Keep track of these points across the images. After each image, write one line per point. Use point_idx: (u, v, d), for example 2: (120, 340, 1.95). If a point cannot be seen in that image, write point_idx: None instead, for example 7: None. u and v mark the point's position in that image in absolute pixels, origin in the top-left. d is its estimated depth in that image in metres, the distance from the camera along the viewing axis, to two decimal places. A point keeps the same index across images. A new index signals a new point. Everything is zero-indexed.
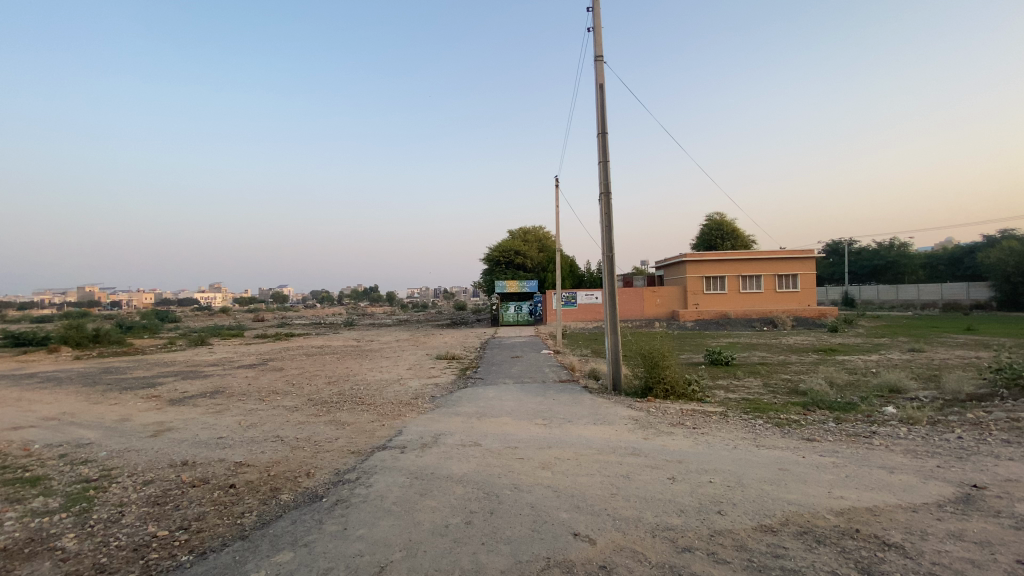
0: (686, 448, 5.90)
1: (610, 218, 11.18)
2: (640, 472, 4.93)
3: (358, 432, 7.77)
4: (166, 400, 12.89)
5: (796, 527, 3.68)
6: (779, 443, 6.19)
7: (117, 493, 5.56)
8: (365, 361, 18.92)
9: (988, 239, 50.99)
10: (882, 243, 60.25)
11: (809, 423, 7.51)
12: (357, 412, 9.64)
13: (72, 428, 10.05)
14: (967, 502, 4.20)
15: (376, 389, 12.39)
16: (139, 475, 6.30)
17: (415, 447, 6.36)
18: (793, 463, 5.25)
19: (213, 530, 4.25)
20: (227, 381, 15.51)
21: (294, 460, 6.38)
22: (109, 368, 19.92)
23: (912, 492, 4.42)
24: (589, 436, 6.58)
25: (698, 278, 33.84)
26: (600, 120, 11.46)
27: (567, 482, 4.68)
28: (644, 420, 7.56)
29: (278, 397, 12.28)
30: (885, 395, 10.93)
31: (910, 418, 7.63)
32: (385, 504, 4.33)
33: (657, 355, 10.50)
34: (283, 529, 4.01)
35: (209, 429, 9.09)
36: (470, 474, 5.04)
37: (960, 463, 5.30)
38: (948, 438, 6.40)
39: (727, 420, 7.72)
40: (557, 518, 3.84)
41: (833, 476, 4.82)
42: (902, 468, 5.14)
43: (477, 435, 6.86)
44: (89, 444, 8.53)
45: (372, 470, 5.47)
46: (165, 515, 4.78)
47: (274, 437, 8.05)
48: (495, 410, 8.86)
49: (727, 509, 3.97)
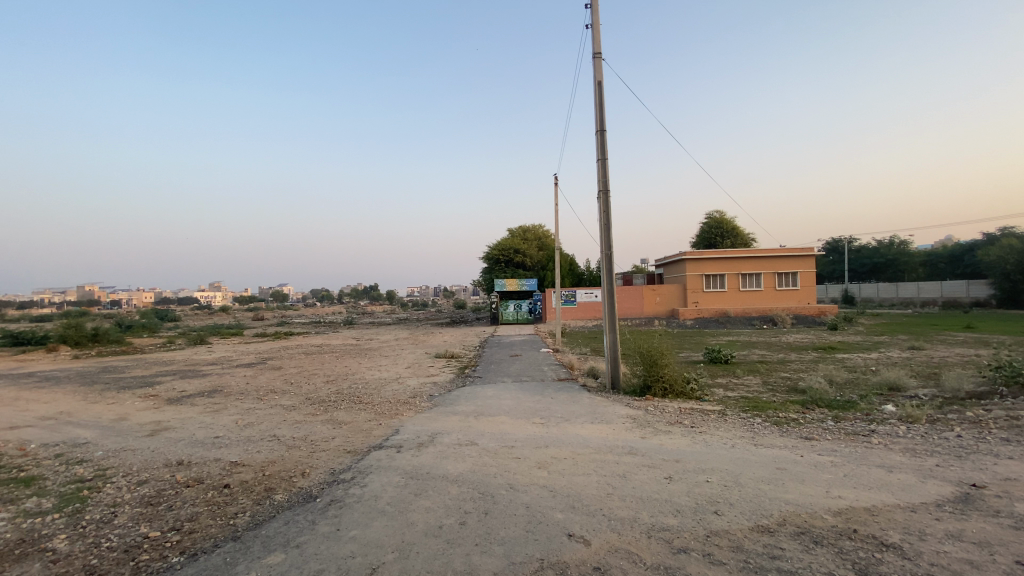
0: (684, 447, 5.85)
1: (609, 216, 11.13)
2: (637, 472, 4.89)
3: (355, 431, 7.71)
4: (163, 399, 12.82)
5: (793, 528, 3.64)
6: (778, 443, 6.14)
7: (111, 493, 5.53)
8: (363, 360, 18.83)
9: (988, 237, 51.07)
10: (883, 242, 60.14)
11: (808, 422, 7.46)
12: (355, 411, 9.57)
13: (68, 428, 9.98)
14: (966, 502, 4.16)
15: (375, 388, 12.34)
16: (133, 475, 6.25)
17: (412, 447, 6.31)
18: (792, 463, 5.21)
19: (205, 531, 4.22)
20: (225, 380, 15.45)
21: (289, 459, 6.34)
22: (108, 367, 19.87)
23: (910, 492, 4.39)
24: (586, 436, 6.53)
25: (698, 276, 33.77)
26: (599, 117, 11.42)
27: (563, 482, 4.65)
28: (642, 419, 7.52)
29: (276, 396, 12.23)
30: (884, 393, 10.90)
31: (910, 417, 7.56)
32: (379, 504, 4.30)
33: (656, 354, 10.44)
34: (276, 529, 3.98)
35: (206, 429, 9.04)
36: (466, 474, 5.00)
37: (958, 463, 5.25)
38: (949, 437, 6.35)
39: (725, 419, 7.65)
40: (552, 518, 3.81)
41: (831, 475, 4.78)
42: (901, 468, 5.09)
43: (473, 434, 6.81)
44: (85, 444, 8.49)
45: (367, 470, 5.43)
46: (158, 515, 4.75)
47: (270, 437, 7.99)
48: (493, 409, 8.80)
49: (723, 510, 3.94)
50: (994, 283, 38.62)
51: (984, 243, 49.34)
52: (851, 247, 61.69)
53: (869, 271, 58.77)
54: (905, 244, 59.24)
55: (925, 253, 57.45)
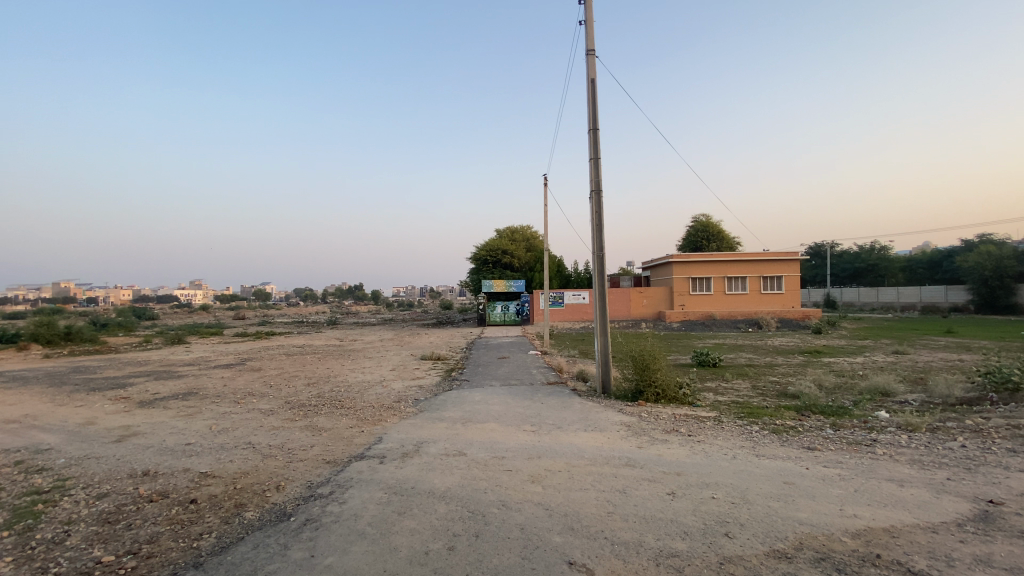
0: (685, 458, 5.57)
1: (601, 216, 10.84)
2: (637, 487, 4.59)
3: (336, 439, 7.31)
4: (135, 402, 12.24)
5: (812, 553, 3.34)
6: (780, 453, 5.89)
7: (68, 509, 5.07)
8: (347, 361, 18.33)
9: (966, 243, 51.94)
10: (865, 247, 61.07)
11: (807, 430, 7.22)
12: (336, 416, 9.16)
13: (31, 432, 9.43)
14: (988, 521, 3.90)
15: (358, 392, 11.88)
16: (93, 487, 5.78)
17: (396, 456, 5.95)
18: (798, 476, 4.93)
19: (164, 556, 3.81)
20: (203, 382, 14.89)
21: (263, 470, 5.93)
22: (79, 367, 19.11)
23: (928, 509, 4.13)
24: (581, 445, 6.20)
25: (684, 279, 33.76)
26: (590, 116, 11.14)
27: (559, 499, 4.31)
28: (637, 426, 7.21)
29: (254, 400, 11.75)
30: (876, 398, 10.74)
31: (908, 425, 7.32)
32: (359, 525, 3.93)
33: (648, 357, 10.16)
34: (243, 554, 3.59)
35: (179, 435, 8.56)
36: (455, 489, 4.65)
37: (971, 476, 5.02)
38: (953, 447, 6.15)
39: (723, 427, 7.35)
40: (550, 543, 3.48)
41: (842, 491, 4.51)
42: (912, 482, 4.84)
43: (461, 443, 6.45)
44: (49, 450, 7.96)
45: (347, 483, 5.05)
46: (115, 536, 4.31)
47: (246, 444, 7.56)
48: (482, 415, 8.44)
49: (734, 531, 3.64)
50: (971, 289, 39.33)
51: (963, 249, 50.26)
52: (833, 252, 62.62)
53: (851, 275, 59.70)
54: (886, 249, 60.29)
55: (905, 259, 58.13)
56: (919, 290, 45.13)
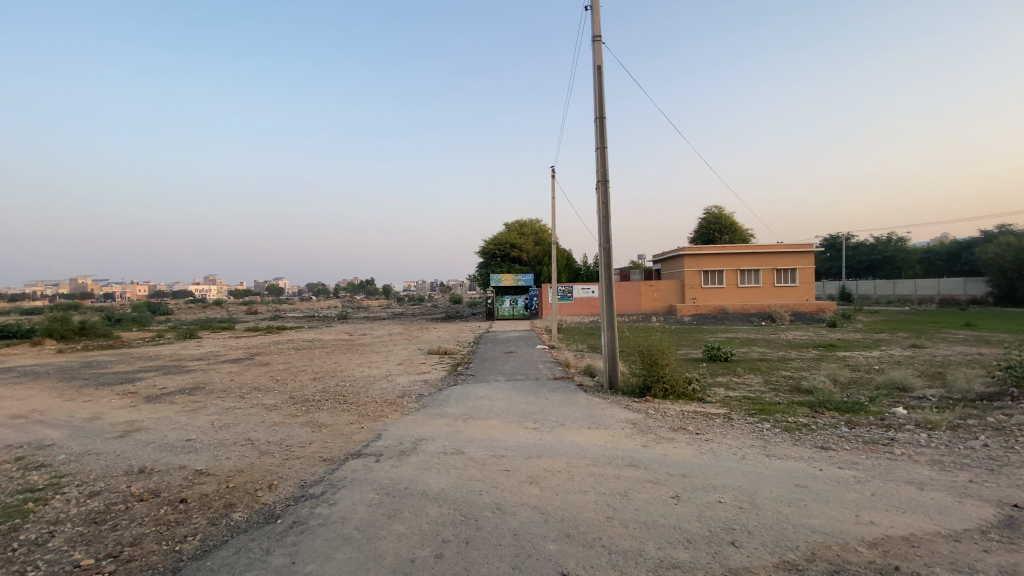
0: (691, 458, 5.33)
1: (608, 207, 10.56)
2: (639, 489, 4.38)
3: (334, 435, 7.19)
4: (141, 397, 12.15)
5: (826, 565, 3.11)
6: (792, 454, 5.61)
7: (56, 509, 4.95)
8: (354, 356, 18.22)
9: (985, 234, 50.75)
10: (880, 239, 59.95)
11: (820, 428, 6.92)
12: (337, 412, 9.03)
13: (36, 427, 9.43)
14: (1014, 528, 3.63)
15: (362, 387, 11.79)
16: (87, 486, 5.67)
17: (393, 455, 5.77)
18: (811, 479, 4.68)
19: (144, 560, 3.68)
20: (210, 377, 14.86)
21: (258, 468, 5.80)
22: (90, 362, 19.25)
23: (949, 515, 3.86)
24: (583, 444, 5.99)
25: (696, 272, 33.21)
26: (597, 104, 10.83)
27: (557, 502, 4.11)
28: (643, 424, 6.97)
29: (259, 394, 11.70)
30: (893, 394, 10.39)
31: (927, 423, 6.99)
32: (346, 530, 3.75)
33: (656, 352, 9.89)
34: (222, 560, 3.44)
35: (180, 430, 8.50)
36: (449, 490, 4.46)
37: (995, 479, 4.72)
38: (976, 446, 5.84)
39: (732, 425, 7.09)
40: (542, 552, 3.27)
41: (858, 495, 4.26)
42: (931, 485, 4.57)
43: (460, 440, 6.27)
44: (52, 446, 7.96)
45: (339, 483, 4.89)
46: (99, 537, 4.19)
47: (244, 440, 7.44)
48: (484, 411, 8.29)
49: (740, 540, 3.42)
50: (991, 281, 38.35)
51: (982, 241, 49.18)
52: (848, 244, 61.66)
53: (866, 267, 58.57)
54: (902, 241, 59.18)
55: (922, 250, 57.05)
56: (936, 282, 44.19)
